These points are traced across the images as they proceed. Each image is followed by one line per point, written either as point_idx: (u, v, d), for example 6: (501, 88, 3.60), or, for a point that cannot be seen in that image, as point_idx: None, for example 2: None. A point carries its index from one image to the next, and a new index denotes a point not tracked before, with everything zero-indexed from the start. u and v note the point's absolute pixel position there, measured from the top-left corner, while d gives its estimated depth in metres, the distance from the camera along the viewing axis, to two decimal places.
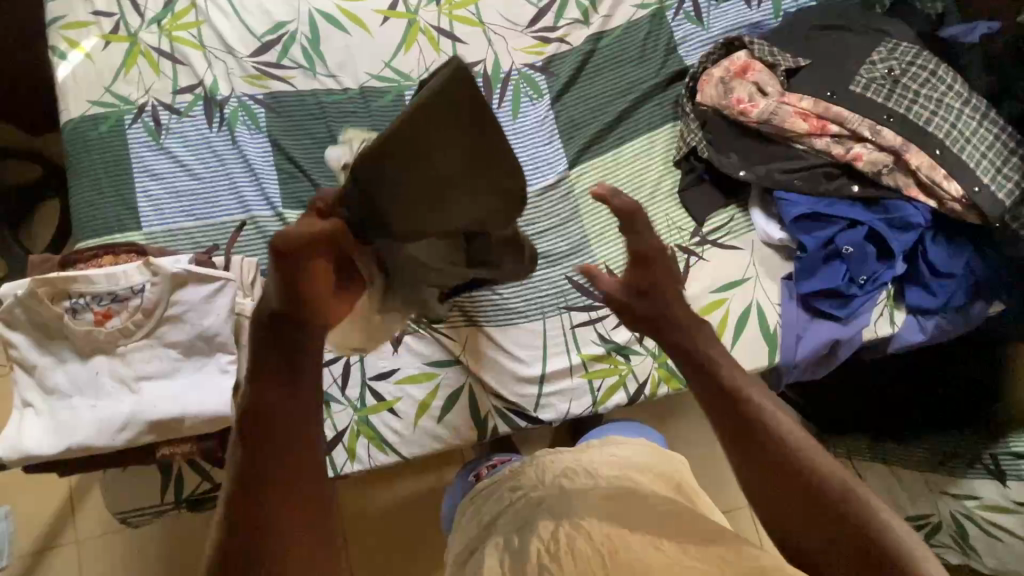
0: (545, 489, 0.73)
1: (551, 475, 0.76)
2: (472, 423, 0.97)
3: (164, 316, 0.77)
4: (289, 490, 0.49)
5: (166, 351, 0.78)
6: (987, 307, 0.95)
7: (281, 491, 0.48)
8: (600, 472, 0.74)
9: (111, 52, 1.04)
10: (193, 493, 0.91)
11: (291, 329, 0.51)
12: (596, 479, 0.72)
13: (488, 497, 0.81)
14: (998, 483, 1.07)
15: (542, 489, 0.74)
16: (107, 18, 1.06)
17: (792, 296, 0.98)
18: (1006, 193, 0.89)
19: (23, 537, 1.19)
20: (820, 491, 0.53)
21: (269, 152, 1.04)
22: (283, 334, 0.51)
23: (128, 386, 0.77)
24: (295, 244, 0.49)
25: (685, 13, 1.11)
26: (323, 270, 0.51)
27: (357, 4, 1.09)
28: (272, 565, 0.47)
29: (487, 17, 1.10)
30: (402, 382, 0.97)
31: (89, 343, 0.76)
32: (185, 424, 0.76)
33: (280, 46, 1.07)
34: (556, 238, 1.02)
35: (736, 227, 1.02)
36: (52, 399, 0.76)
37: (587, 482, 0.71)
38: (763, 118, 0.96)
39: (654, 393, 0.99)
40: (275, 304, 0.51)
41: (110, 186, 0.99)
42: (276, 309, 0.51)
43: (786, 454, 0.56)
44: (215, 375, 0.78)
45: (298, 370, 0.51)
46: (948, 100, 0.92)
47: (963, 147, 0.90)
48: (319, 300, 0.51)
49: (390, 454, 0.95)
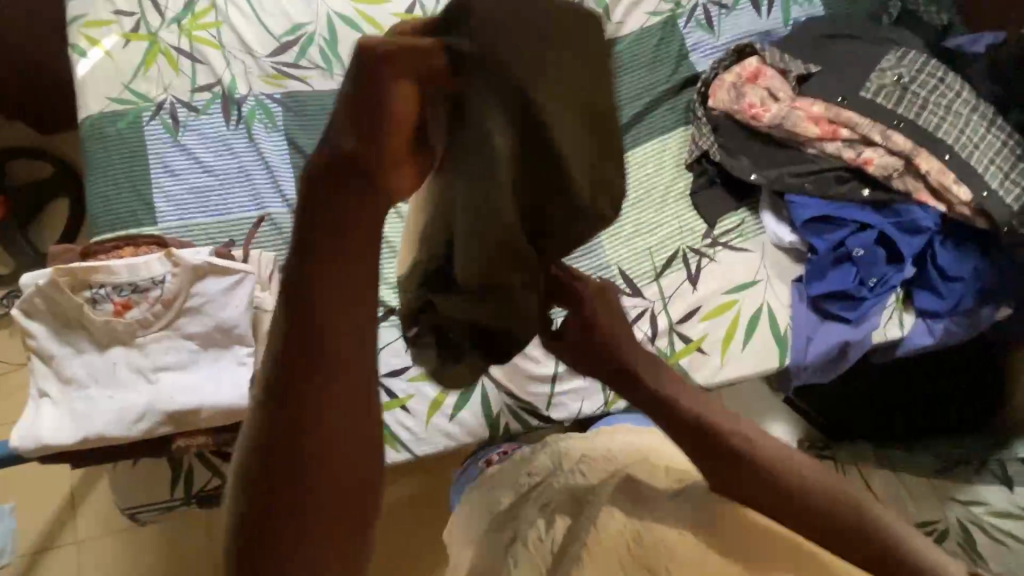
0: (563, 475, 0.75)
1: (569, 461, 0.77)
2: (484, 420, 0.97)
3: (184, 307, 0.78)
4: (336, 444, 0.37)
5: (183, 342, 0.78)
6: (996, 312, 0.96)
7: (324, 446, 0.37)
8: (617, 457, 0.74)
9: (131, 50, 1.06)
10: (202, 489, 0.91)
11: (342, 203, 0.36)
12: (615, 465, 0.72)
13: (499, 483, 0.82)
14: (1006, 487, 1.01)
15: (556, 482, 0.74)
16: (128, 18, 1.07)
17: (802, 298, 0.99)
18: (1014, 197, 0.91)
19: (24, 534, 1.18)
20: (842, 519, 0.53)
21: (285, 150, 1.05)
22: (326, 214, 0.36)
23: (145, 376, 0.77)
24: (388, 56, 0.33)
25: (697, 21, 1.14)
26: (408, 107, 0.35)
27: (375, 7, 1.11)
28: (300, 544, 0.37)
29: None
30: (415, 379, 0.97)
31: (108, 334, 0.76)
32: (201, 416, 0.76)
33: (299, 46, 1.09)
34: None
35: (746, 229, 1.04)
36: (69, 389, 0.76)
37: (606, 468, 0.72)
38: (775, 123, 0.98)
39: None
40: (337, 152, 0.35)
41: (127, 181, 1.00)
42: (323, 176, 0.35)
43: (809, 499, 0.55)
44: (232, 368, 0.79)
45: (346, 274, 0.36)
46: (956, 107, 0.94)
47: (971, 153, 0.92)
48: (398, 141, 0.36)
49: (402, 451, 0.95)
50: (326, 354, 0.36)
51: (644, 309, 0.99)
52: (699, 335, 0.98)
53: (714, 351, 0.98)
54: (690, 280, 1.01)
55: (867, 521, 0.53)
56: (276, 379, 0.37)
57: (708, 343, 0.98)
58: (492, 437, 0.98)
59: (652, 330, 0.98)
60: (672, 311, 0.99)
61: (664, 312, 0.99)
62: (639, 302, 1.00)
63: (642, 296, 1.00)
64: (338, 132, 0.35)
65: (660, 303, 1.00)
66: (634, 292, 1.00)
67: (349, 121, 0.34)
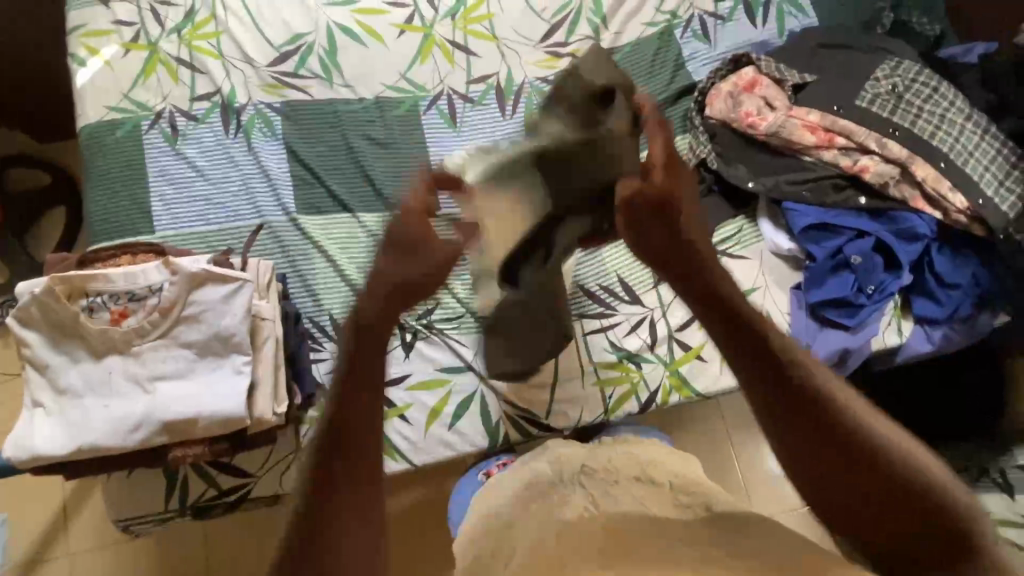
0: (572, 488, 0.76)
1: (569, 472, 0.80)
2: (483, 429, 0.96)
3: (181, 316, 0.77)
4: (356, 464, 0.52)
5: (181, 351, 0.77)
6: (993, 319, 0.96)
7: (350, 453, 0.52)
8: (619, 471, 0.79)
9: (131, 59, 1.06)
10: (198, 500, 0.90)
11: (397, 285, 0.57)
12: (618, 480, 0.77)
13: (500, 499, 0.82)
14: (1006, 496, 1.04)
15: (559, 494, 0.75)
16: (128, 27, 1.08)
17: (801, 305, 0.99)
18: (1010, 205, 0.92)
19: (15, 547, 1.16)
20: (904, 482, 0.50)
21: (284, 158, 1.05)
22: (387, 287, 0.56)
23: (142, 386, 0.76)
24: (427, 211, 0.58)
25: (693, 31, 1.15)
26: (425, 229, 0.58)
27: (374, 17, 1.12)
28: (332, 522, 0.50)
29: (500, 31, 1.13)
30: (414, 388, 0.97)
31: (105, 342, 0.76)
32: (198, 425, 0.75)
33: (298, 56, 1.09)
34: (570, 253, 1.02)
35: (745, 236, 1.04)
36: (64, 399, 0.75)
37: (607, 481, 0.77)
38: (771, 131, 0.99)
39: (665, 402, 0.99)
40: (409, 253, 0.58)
41: (125, 189, 0.99)
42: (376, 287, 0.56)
43: (877, 460, 0.51)
44: (230, 376, 0.78)
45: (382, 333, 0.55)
46: (950, 115, 0.95)
47: (966, 161, 0.93)
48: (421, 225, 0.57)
49: (400, 461, 0.94)
50: (357, 402, 0.53)
51: (644, 317, 1.01)
52: (699, 342, 1.00)
53: (714, 358, 1.00)
54: None
55: (938, 511, 0.50)
56: (322, 419, 0.53)
57: (708, 350, 1.00)
58: (491, 447, 0.97)
59: (651, 337, 1.00)
60: (672, 317, 1.01)
61: (663, 320, 1.01)
62: (639, 309, 1.01)
63: (641, 303, 1.01)
64: (388, 263, 0.57)
65: (659, 310, 1.01)
66: (634, 299, 1.02)
67: (397, 256, 0.57)
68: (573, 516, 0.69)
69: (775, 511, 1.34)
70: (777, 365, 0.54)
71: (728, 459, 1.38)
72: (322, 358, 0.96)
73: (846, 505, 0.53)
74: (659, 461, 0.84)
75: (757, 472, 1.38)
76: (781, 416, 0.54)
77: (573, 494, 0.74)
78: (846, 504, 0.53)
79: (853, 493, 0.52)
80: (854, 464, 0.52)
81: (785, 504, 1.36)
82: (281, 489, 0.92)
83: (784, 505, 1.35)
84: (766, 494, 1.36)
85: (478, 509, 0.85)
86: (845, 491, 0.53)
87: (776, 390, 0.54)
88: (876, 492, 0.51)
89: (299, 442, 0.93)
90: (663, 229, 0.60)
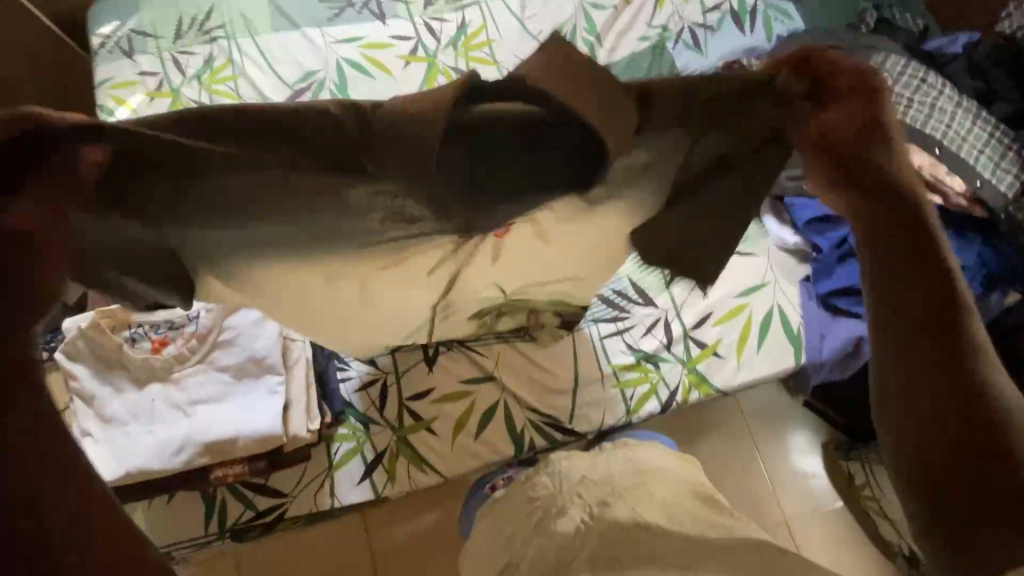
0: (570, 496, 0.80)
1: (570, 483, 0.83)
2: (508, 436, 0.98)
3: (217, 341, 0.82)
4: (71, 466, 0.44)
5: (218, 375, 0.81)
6: (1004, 298, 0.97)
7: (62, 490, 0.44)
8: (617, 478, 0.82)
9: (155, 108, 1.12)
10: (236, 522, 0.92)
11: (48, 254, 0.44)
12: (613, 484, 0.80)
13: (507, 513, 0.85)
14: None
15: (566, 500, 0.80)
16: (151, 77, 1.15)
17: (811, 297, 1.04)
18: (1008, 185, 0.95)
19: None
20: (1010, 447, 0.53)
21: None
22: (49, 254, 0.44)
23: (182, 409, 0.79)
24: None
25: (684, 42, 1.19)
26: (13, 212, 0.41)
27: (380, 51, 1.18)
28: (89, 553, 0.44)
29: (499, 56, 1.18)
30: (439, 400, 0.99)
31: (145, 370, 0.80)
32: (237, 445, 0.79)
33: (311, 92, 1.15)
34: (608, 344, 1.02)
35: (750, 234, 1.08)
36: (107, 427, 0.78)
37: (603, 488, 0.80)
38: None
39: (686, 400, 1.01)
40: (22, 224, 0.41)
41: None
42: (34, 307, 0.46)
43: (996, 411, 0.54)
44: (265, 397, 0.81)
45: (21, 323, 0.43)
46: (941, 103, 0.97)
47: (960, 146, 0.95)
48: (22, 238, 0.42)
49: (430, 472, 0.97)
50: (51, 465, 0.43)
51: (658, 318, 1.03)
52: (714, 340, 1.02)
53: (730, 355, 1.02)
54: (699, 287, 1.04)
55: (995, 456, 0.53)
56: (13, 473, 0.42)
57: (723, 347, 1.02)
58: (517, 454, 0.99)
59: (667, 337, 1.02)
60: (684, 317, 1.03)
61: (676, 320, 1.03)
62: (652, 311, 1.04)
63: (654, 305, 1.04)
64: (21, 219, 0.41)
65: (672, 311, 1.04)
66: (646, 301, 1.04)
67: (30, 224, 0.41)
68: (573, 527, 0.73)
69: (805, 508, 1.35)
70: (937, 315, 0.54)
71: (752, 461, 1.38)
72: (349, 377, 0.99)
73: (914, 444, 0.56)
74: (660, 467, 0.86)
75: (783, 474, 1.37)
76: (892, 359, 0.57)
77: (571, 504, 0.78)
78: (914, 445, 0.56)
79: (925, 439, 0.55)
80: (972, 417, 0.54)
81: (812, 500, 1.36)
82: (314, 508, 0.95)
83: (814, 502, 1.35)
84: (794, 490, 1.36)
85: (486, 528, 0.87)
86: (909, 430, 0.56)
87: (905, 329, 0.55)
88: (944, 441, 0.54)
89: (331, 460, 0.96)
90: (854, 134, 0.49)
